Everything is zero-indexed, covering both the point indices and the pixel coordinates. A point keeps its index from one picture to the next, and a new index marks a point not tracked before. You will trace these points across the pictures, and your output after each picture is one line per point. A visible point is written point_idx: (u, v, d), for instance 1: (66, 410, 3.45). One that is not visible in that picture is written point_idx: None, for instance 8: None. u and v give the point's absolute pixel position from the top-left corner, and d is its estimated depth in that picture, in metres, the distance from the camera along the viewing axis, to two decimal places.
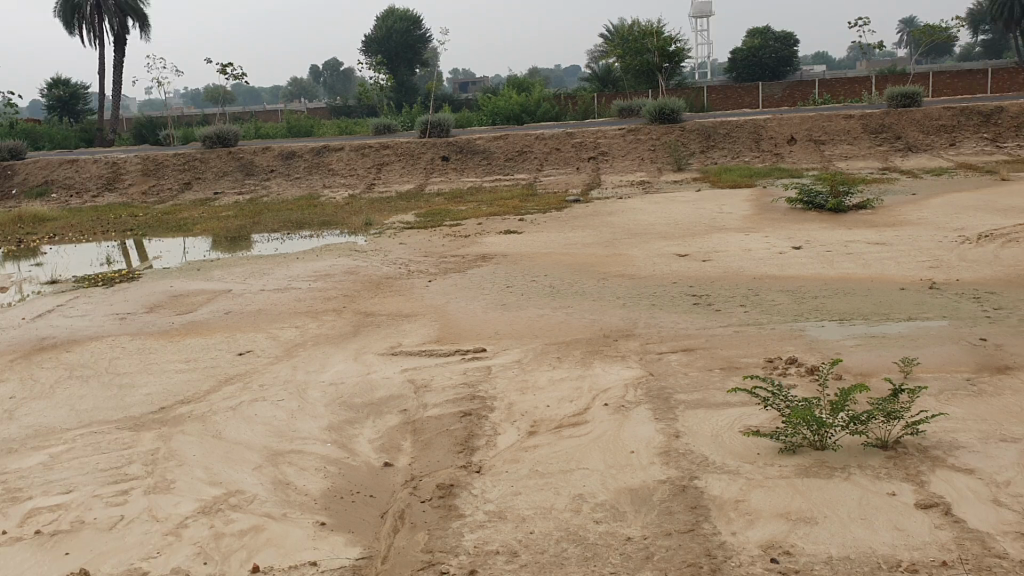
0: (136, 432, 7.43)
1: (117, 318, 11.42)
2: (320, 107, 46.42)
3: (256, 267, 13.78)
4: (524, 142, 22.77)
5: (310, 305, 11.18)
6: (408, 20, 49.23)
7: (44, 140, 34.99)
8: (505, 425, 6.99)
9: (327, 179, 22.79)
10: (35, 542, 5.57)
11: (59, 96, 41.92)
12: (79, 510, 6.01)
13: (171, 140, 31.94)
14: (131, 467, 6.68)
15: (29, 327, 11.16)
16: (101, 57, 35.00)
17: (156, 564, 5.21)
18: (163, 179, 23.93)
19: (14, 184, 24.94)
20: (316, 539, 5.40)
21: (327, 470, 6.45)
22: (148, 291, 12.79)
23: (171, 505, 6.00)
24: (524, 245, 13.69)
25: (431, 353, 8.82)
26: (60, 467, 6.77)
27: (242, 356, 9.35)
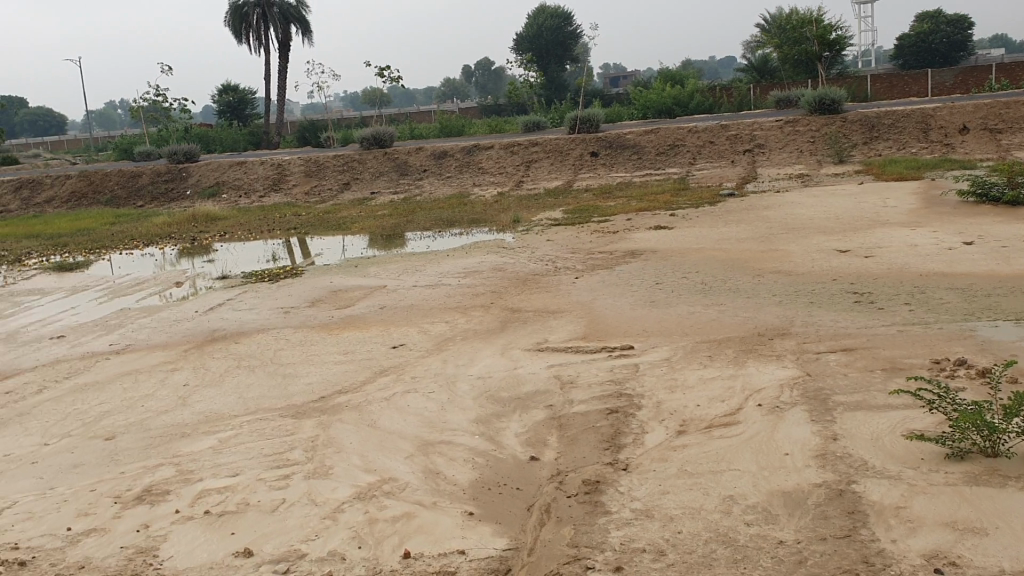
0: (297, 419, 7.79)
1: (281, 311, 12.01)
2: (471, 106, 47.21)
3: (409, 264, 14.18)
4: (676, 136, 22.43)
5: (460, 300, 11.40)
6: (559, 17, 49.43)
7: (216, 143, 37.18)
8: (653, 423, 6.90)
9: (477, 177, 23.18)
10: (205, 521, 5.93)
11: (229, 101, 44.47)
12: (245, 492, 6.35)
13: (331, 142, 33.30)
14: (293, 453, 7.01)
15: (202, 319, 11.90)
16: (267, 64, 36.85)
17: (314, 546, 5.44)
18: (323, 180, 24.97)
19: (189, 185, 26.60)
20: (464, 528, 5.50)
21: (476, 461, 6.56)
22: (310, 286, 13.38)
23: (329, 490, 6.26)
24: (674, 241, 13.48)
25: (579, 349, 8.81)
26: (228, 451, 7.19)
27: (395, 349, 9.64)
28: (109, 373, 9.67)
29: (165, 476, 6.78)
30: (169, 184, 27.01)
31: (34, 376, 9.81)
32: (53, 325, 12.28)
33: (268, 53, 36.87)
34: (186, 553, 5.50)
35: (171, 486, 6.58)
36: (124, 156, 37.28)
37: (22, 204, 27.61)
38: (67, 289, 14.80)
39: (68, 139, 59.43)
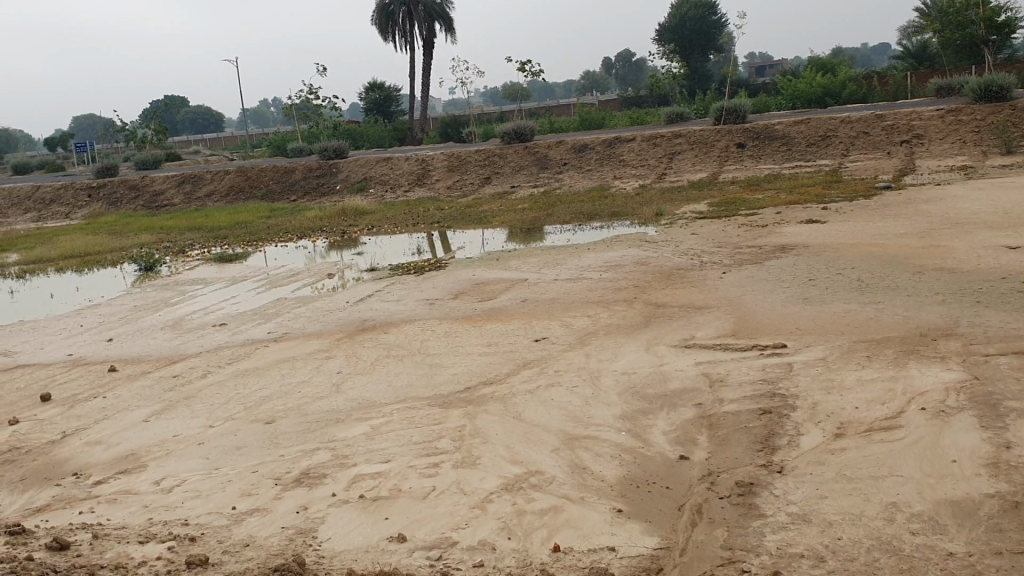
0: (445, 409, 7.93)
1: (427, 303, 12.26)
2: (612, 100, 46.90)
3: (551, 257, 14.21)
4: (828, 126, 21.63)
5: (603, 294, 11.35)
6: (704, 5, 48.41)
7: (363, 140, 38.34)
8: (808, 425, 6.67)
9: (618, 170, 23.02)
10: (360, 505, 6.12)
11: (375, 99, 45.82)
12: (396, 479, 6.50)
13: (473, 137, 33.79)
14: (441, 441, 7.14)
15: (353, 309, 12.28)
16: (411, 61, 37.69)
17: (465, 535, 5.52)
18: (465, 174, 25.35)
19: (338, 180, 27.53)
20: (613, 524, 5.47)
21: (624, 458, 6.50)
22: (454, 278, 13.61)
23: (478, 480, 6.34)
24: (827, 236, 12.99)
25: (728, 346, 8.61)
26: (380, 437, 7.39)
27: (539, 342, 9.68)
28: (267, 360, 10.12)
29: (320, 460, 7.04)
30: (320, 179, 28.02)
31: (199, 360, 10.37)
32: (217, 313, 12.95)
33: (413, 51, 37.71)
34: (343, 536, 5.69)
35: (326, 470, 6.82)
36: (278, 153, 38.90)
37: (186, 199, 29.25)
38: (228, 280, 15.57)
39: (226, 137, 62.50)
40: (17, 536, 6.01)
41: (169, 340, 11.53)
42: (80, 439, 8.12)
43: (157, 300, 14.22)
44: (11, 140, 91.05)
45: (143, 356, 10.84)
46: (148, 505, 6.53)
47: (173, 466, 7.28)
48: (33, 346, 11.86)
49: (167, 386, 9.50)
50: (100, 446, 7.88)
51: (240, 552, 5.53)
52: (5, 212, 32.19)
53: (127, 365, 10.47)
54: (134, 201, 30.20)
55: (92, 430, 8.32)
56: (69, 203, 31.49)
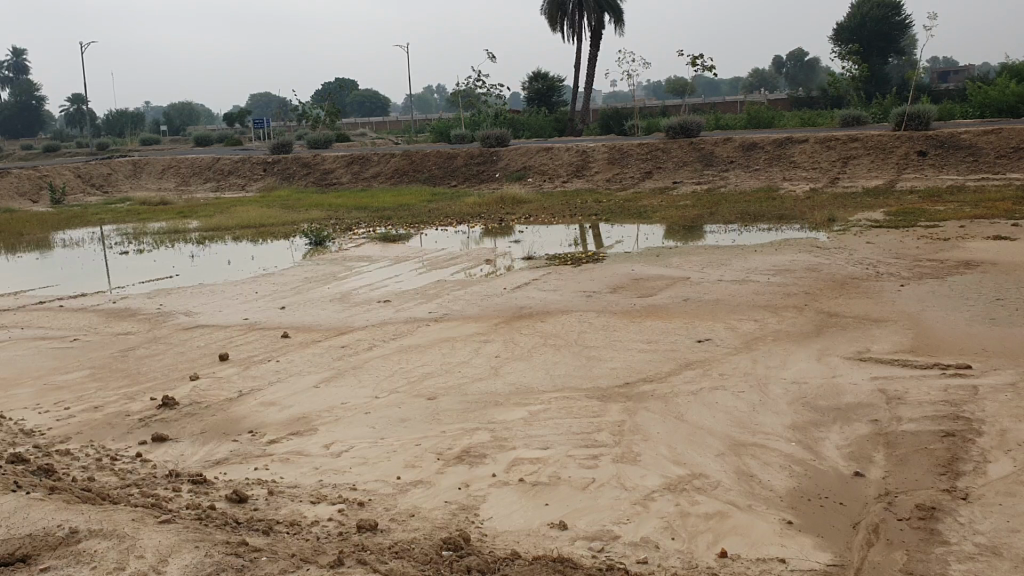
0: (604, 402, 7.89)
1: (586, 294, 12.24)
2: (782, 100, 45.51)
3: (716, 257, 13.92)
4: (1021, 138, 20.23)
5: (770, 299, 11.03)
6: (888, 6, 46.21)
7: (524, 129, 38.69)
8: (996, 452, 6.26)
9: (787, 172, 22.32)
10: (521, 488, 6.17)
11: (539, 88, 46.16)
12: (557, 466, 6.52)
13: (636, 130, 33.52)
14: (601, 434, 7.10)
15: (511, 296, 12.41)
16: (578, 51, 37.67)
17: (628, 530, 5.47)
18: (626, 168, 25.19)
19: (499, 167, 27.89)
20: (782, 536, 5.30)
21: (793, 469, 6.29)
22: (614, 272, 13.52)
23: (639, 476, 6.27)
24: (1018, 254, 12.16)
25: (907, 363, 8.19)
26: (539, 424, 7.42)
27: (702, 343, 9.49)
28: (429, 338, 10.36)
29: (481, 439, 7.14)
30: (481, 165, 28.47)
31: (365, 333, 10.74)
32: (380, 289, 13.38)
33: (580, 42, 37.66)
34: (504, 517, 5.74)
35: (487, 451, 6.90)
36: (441, 139, 39.79)
37: (353, 178, 30.38)
38: (391, 258, 16.06)
39: (393, 121, 64.57)
40: (200, 485, 6.35)
41: (337, 312, 11.99)
42: (255, 399, 8.52)
43: (326, 273, 14.83)
44: (195, 114, 96.78)
45: (313, 325, 11.32)
46: (317, 467, 6.78)
47: (340, 433, 7.54)
48: (213, 308, 12.59)
49: (335, 355, 9.87)
50: (274, 407, 8.26)
51: (406, 521, 5.67)
52: (188, 180, 34.35)
53: (298, 333, 10.94)
54: (305, 177, 31.64)
55: (266, 391, 8.74)
56: (245, 175, 33.28)
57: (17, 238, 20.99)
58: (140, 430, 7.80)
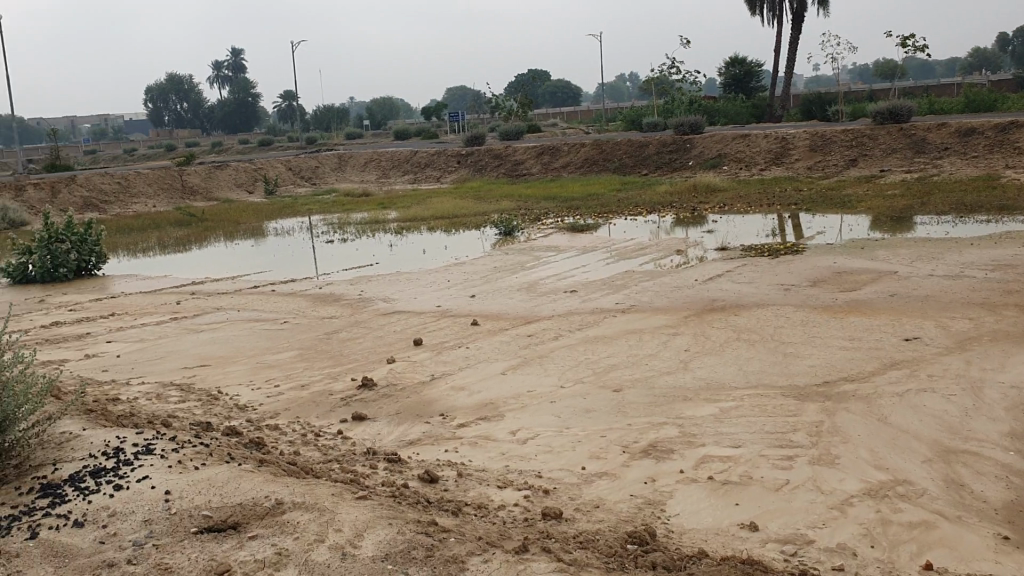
0: (800, 401, 7.56)
1: (782, 288, 11.78)
2: (1007, 80, 42.02)
3: (927, 250, 13.02)
4: None
5: (989, 296, 10.20)
6: None
7: (720, 116, 37.76)
8: None
9: (1010, 159, 20.59)
10: (709, 486, 6.02)
11: (735, 74, 44.91)
12: (748, 465, 6.31)
13: (840, 115, 31.96)
14: (796, 434, 6.82)
15: (703, 288, 12.14)
16: (779, 35, 36.32)
17: (823, 535, 5.22)
18: (828, 156, 24.08)
19: (692, 156, 27.36)
20: (996, 552, 4.90)
21: (1010, 480, 5.80)
22: (813, 265, 12.94)
23: (837, 480, 5.97)
24: None
25: None
26: (729, 421, 7.21)
27: (909, 341, 8.92)
28: (617, 330, 10.30)
29: (668, 434, 7.02)
30: (673, 154, 28.03)
31: (553, 323, 10.81)
32: (569, 279, 13.45)
33: (780, 25, 36.23)
34: (691, 513, 5.62)
35: (674, 445, 6.78)
36: (633, 127, 39.51)
37: (544, 168, 30.73)
38: (581, 248, 16.10)
39: (585, 110, 64.76)
40: (394, 464, 6.60)
41: (527, 301, 12.15)
42: (446, 383, 8.78)
43: (516, 262, 15.07)
44: (395, 108, 101.08)
45: (503, 313, 11.53)
46: (505, 453, 6.90)
47: (528, 420, 7.63)
48: (408, 295, 13.08)
49: (524, 343, 10.01)
50: (464, 392, 8.46)
51: (591, 512, 5.65)
52: (387, 173, 35.89)
53: (488, 321, 11.17)
54: (498, 167, 32.32)
55: (457, 376, 8.99)
56: (441, 167, 34.40)
57: (235, 226, 22.68)
58: (341, 409, 8.21)
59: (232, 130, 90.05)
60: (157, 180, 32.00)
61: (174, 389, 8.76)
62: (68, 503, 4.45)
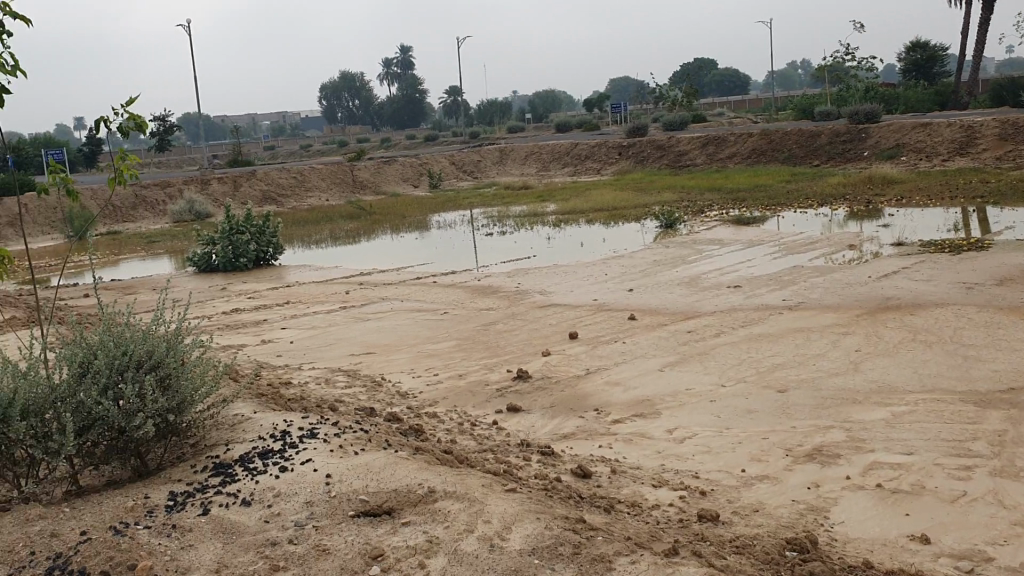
0: (982, 408, 7.05)
1: (964, 287, 11.03)
2: None
3: None
4: None
5: None
6: None
7: (899, 104, 35.82)
8: None
9: None
10: (877, 494, 5.70)
11: (917, 59, 42.46)
12: (921, 474, 5.94)
13: None
14: (976, 444, 6.36)
15: (877, 285, 11.52)
16: (966, 16, 34.04)
17: (1004, 553, 4.84)
18: (1020, 145, 22.38)
19: (867, 146, 26.08)
20: None
21: None
22: (1001, 262, 12.04)
23: (1022, 495, 5.52)
24: None
25: None
26: (902, 427, 6.81)
27: None
28: (782, 328, 9.93)
29: (833, 438, 6.71)
30: (846, 144, 26.80)
31: (714, 319, 10.55)
32: (733, 274, 13.08)
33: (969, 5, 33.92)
34: (857, 522, 5.34)
35: (841, 450, 6.46)
36: (804, 117, 38.07)
37: (708, 159, 30.10)
38: (745, 242, 15.64)
39: (753, 99, 62.91)
40: (548, 457, 6.60)
41: (687, 296, 11.92)
42: (603, 377, 8.73)
43: (677, 256, 14.80)
44: (559, 100, 101.60)
45: (662, 308, 11.35)
46: (661, 451, 6.78)
47: (685, 418, 7.48)
48: (567, 288, 13.08)
49: (683, 340, 9.81)
50: (620, 387, 8.38)
51: (749, 516, 5.47)
52: (548, 165, 36.12)
53: (646, 315, 11.02)
54: (660, 159, 31.91)
55: (613, 371, 8.91)
56: (602, 159, 34.30)
57: (402, 219, 23.42)
58: (497, 399, 8.30)
59: (400, 125, 93.03)
60: (329, 175, 33.51)
61: (341, 375, 9.12)
62: (238, 482, 4.66)
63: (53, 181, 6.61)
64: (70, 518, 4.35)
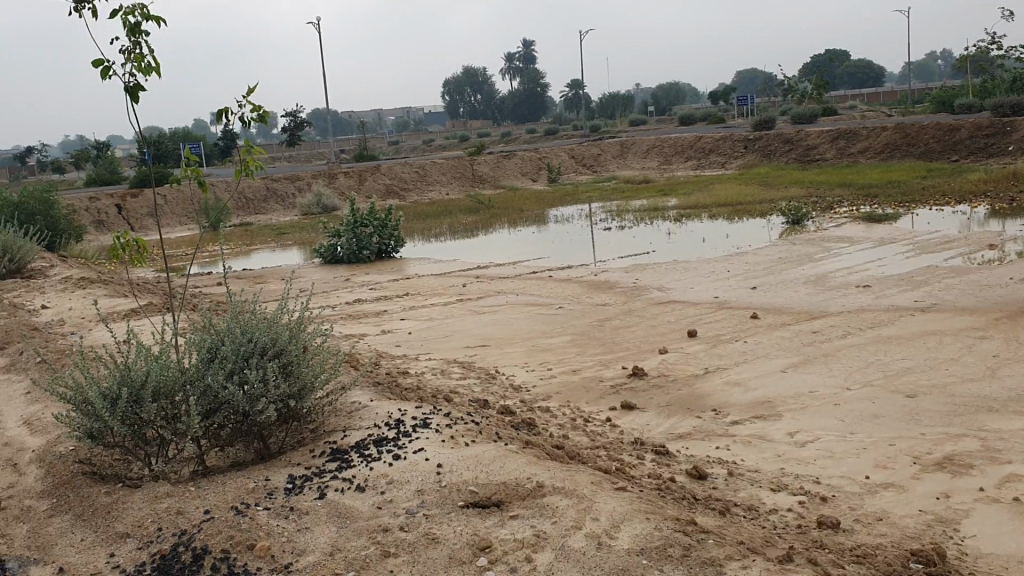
0: None
1: None
2: None
3: None
4: None
5: None
6: None
7: None
8: None
9: None
10: (1015, 509, 5.36)
11: None
12: None
13: None
14: None
15: (1020, 288, 10.85)
16: None
17: None
18: None
19: (1011, 140, 24.66)
20: None
21: None
22: None
23: None
24: None
25: None
26: None
27: None
28: (913, 330, 9.49)
29: (967, 447, 6.37)
30: (988, 138, 25.40)
31: (840, 320, 10.17)
32: (861, 273, 12.58)
33: None
34: (991, 537, 5.04)
35: (975, 461, 6.12)
36: (943, 109, 36.29)
37: (838, 154, 29.09)
38: (876, 240, 15.02)
39: (889, 91, 60.35)
40: (662, 456, 6.50)
41: (812, 295, 11.53)
42: (722, 377, 8.55)
43: (803, 253, 14.35)
44: (682, 94, 100.11)
45: (785, 308, 11.02)
46: (780, 455, 6.58)
47: (807, 421, 7.24)
48: (686, 284, 12.86)
49: (807, 340, 9.50)
50: (738, 388, 8.18)
51: (873, 525, 5.24)
52: (670, 159, 35.61)
53: (768, 315, 10.73)
54: (787, 154, 31.04)
55: (732, 371, 8.71)
56: (726, 153, 33.62)
57: (521, 213, 23.55)
58: (612, 396, 8.23)
59: (522, 119, 93.60)
60: (451, 169, 34.02)
61: (457, 367, 9.23)
62: (353, 468, 4.76)
63: (184, 175, 6.95)
64: (195, 497, 4.55)
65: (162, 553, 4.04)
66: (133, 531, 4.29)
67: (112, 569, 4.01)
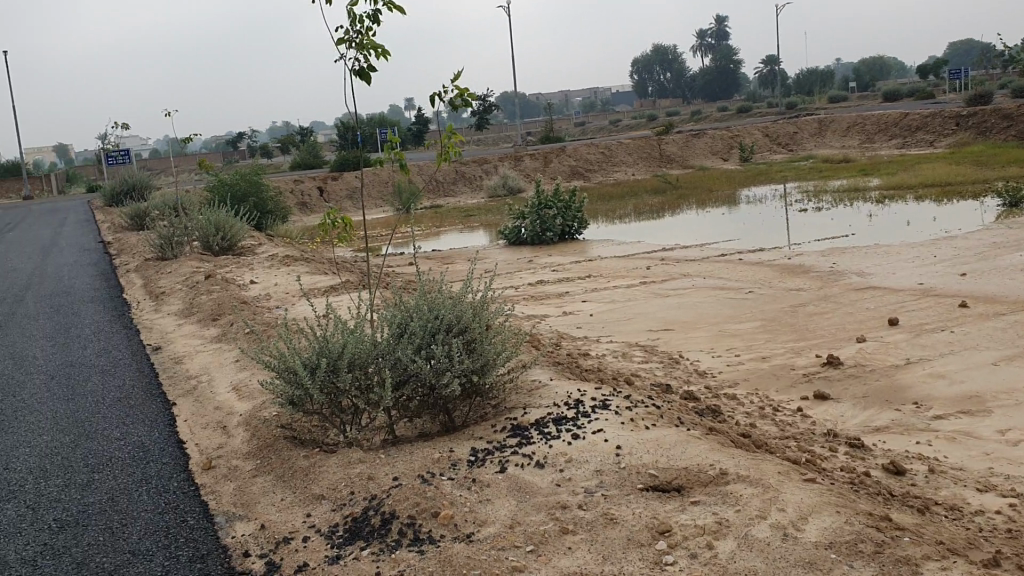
0: None
1: None
2: None
3: None
4: None
5: None
6: None
7: None
8: None
9: None
10: None
11: None
12: None
13: None
14: None
15: None
16: None
17: None
18: None
19: None
20: None
21: None
22: None
23: None
24: None
25: None
26: None
27: None
28: None
29: None
30: None
31: None
32: None
33: None
34: None
35: None
36: None
37: None
38: None
39: None
40: (855, 449, 6.18)
41: None
42: (924, 369, 8.02)
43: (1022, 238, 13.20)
44: (886, 68, 94.47)
45: (999, 296, 10.19)
46: (990, 453, 6.10)
47: (1022, 419, 6.67)
48: (887, 270, 12.15)
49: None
50: (944, 382, 7.65)
51: None
52: (872, 138, 33.71)
53: (979, 304, 9.96)
54: (1006, 130, 28.66)
55: (936, 363, 8.15)
56: (935, 130, 31.45)
57: (710, 194, 23.02)
58: (803, 384, 7.90)
59: (713, 98, 91.47)
60: (637, 150, 33.81)
61: (639, 350, 9.15)
62: (534, 445, 4.81)
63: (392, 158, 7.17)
64: (385, 464, 4.74)
65: (353, 516, 4.26)
66: (328, 494, 4.54)
67: (308, 529, 4.27)
